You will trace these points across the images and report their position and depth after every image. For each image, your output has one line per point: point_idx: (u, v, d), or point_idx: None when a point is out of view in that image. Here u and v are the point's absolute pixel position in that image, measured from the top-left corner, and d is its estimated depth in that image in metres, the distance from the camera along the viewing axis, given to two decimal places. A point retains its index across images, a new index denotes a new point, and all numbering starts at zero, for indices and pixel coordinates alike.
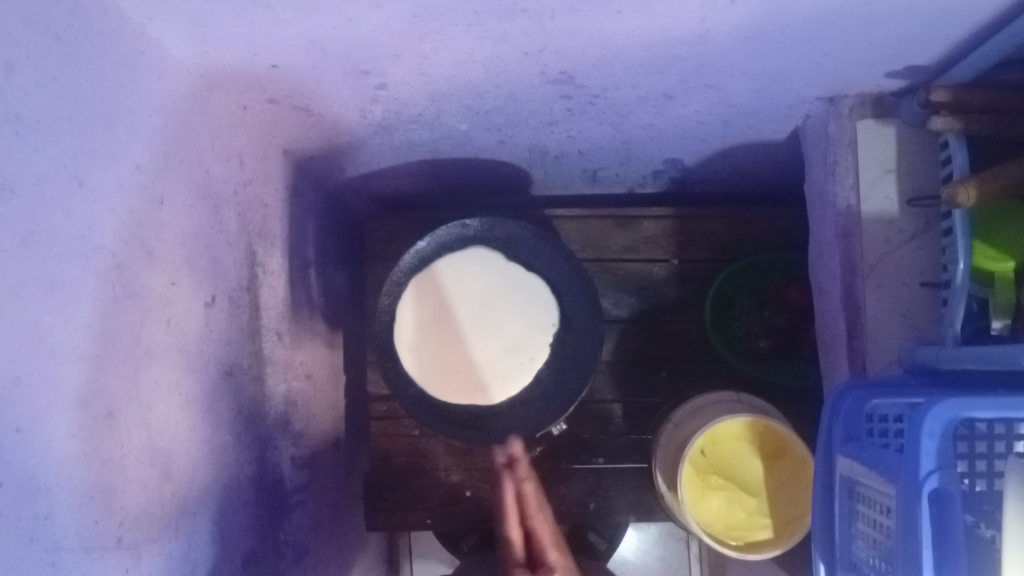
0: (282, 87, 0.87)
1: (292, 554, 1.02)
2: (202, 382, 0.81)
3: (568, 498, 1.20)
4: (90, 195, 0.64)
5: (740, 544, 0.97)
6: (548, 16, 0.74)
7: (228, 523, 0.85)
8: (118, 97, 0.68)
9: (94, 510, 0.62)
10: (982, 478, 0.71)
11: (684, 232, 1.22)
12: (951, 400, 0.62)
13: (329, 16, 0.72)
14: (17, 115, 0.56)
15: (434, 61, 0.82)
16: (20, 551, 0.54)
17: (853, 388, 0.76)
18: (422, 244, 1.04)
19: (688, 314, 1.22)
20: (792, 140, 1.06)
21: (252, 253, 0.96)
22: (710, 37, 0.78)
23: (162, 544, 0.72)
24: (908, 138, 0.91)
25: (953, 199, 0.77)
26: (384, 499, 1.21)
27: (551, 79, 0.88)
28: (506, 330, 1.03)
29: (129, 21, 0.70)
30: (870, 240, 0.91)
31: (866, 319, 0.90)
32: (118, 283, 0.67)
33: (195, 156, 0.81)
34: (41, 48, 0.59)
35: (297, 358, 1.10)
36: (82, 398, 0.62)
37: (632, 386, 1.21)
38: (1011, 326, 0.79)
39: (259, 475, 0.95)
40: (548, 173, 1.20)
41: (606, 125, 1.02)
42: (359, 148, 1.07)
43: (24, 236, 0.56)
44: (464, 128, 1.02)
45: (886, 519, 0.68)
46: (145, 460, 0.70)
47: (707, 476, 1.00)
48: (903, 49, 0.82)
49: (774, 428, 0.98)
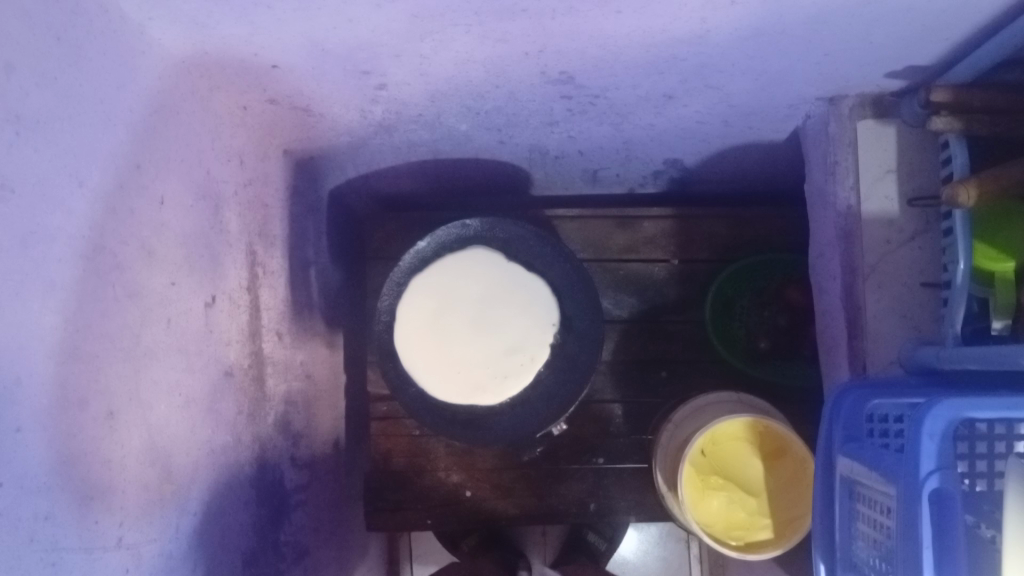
0: (282, 87, 0.87)
1: (293, 554, 1.02)
2: (203, 381, 0.81)
3: (568, 498, 1.20)
4: (90, 195, 0.64)
5: (741, 544, 0.97)
6: (548, 16, 0.73)
7: (228, 525, 0.85)
8: (118, 97, 0.68)
9: (94, 510, 0.62)
10: (983, 478, 0.71)
11: (684, 232, 1.22)
12: (952, 400, 0.62)
13: (329, 16, 0.72)
14: (17, 115, 0.56)
15: (434, 61, 0.82)
16: (20, 551, 0.54)
17: (853, 388, 0.76)
18: (422, 244, 1.03)
19: (688, 314, 1.22)
20: (792, 140, 1.06)
21: (252, 252, 0.96)
22: (711, 37, 0.78)
23: (162, 544, 0.72)
24: (908, 138, 0.91)
25: (953, 200, 0.77)
26: (384, 499, 1.21)
27: (551, 79, 0.88)
28: (506, 330, 1.03)
29: (129, 21, 0.69)
30: (870, 240, 0.91)
31: (866, 319, 0.90)
32: (117, 283, 0.67)
33: (195, 156, 0.82)
34: (41, 48, 0.59)
35: (298, 358, 1.10)
36: (82, 398, 0.61)
37: (632, 386, 1.21)
38: (1012, 327, 0.79)
39: (259, 474, 0.94)
40: (548, 173, 1.20)
41: (606, 125, 1.02)
42: (359, 148, 1.07)
43: (24, 236, 0.56)
44: (464, 128, 1.01)
45: (886, 518, 0.68)
46: (144, 460, 0.70)
47: (707, 476, 1.00)
48: (903, 49, 0.82)
49: (774, 428, 0.98)
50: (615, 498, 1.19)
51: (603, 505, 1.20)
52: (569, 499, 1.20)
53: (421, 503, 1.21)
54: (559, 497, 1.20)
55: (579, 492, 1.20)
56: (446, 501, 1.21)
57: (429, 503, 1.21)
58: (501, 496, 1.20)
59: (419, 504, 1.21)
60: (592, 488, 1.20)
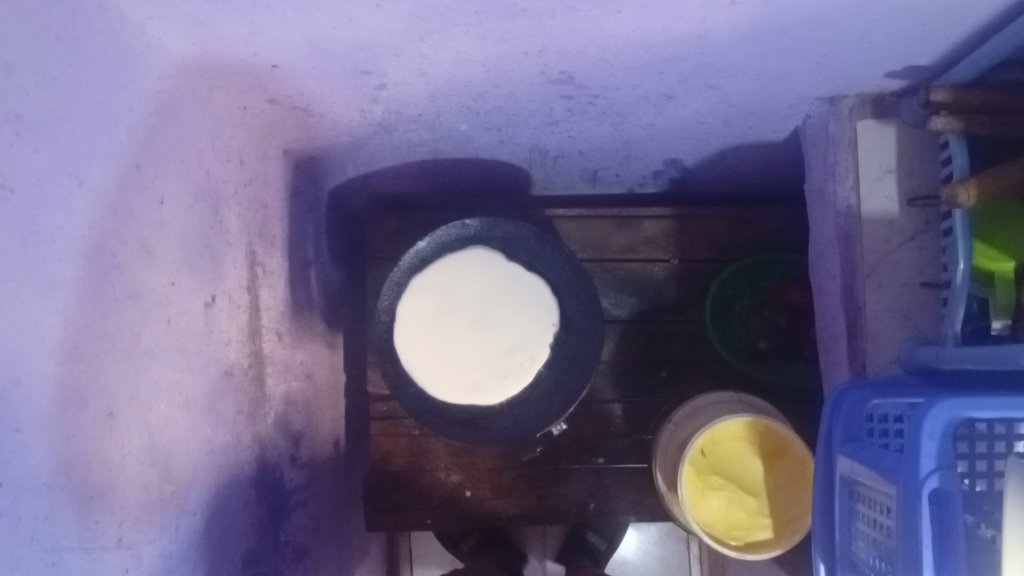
0: (281, 87, 0.87)
1: (292, 554, 1.02)
2: (203, 380, 0.81)
3: (568, 498, 1.20)
4: (90, 195, 0.64)
5: (740, 544, 0.97)
6: (548, 16, 0.73)
7: (228, 524, 0.85)
8: (118, 97, 0.68)
9: (94, 510, 0.62)
10: (983, 478, 0.71)
11: (684, 232, 1.22)
12: (952, 400, 0.62)
13: (329, 16, 0.72)
14: (17, 115, 0.56)
15: (434, 61, 0.82)
16: (20, 551, 0.54)
17: (853, 388, 0.76)
18: (422, 244, 1.04)
19: (688, 314, 1.22)
20: (792, 140, 1.06)
21: (252, 252, 0.96)
22: (711, 37, 0.78)
23: (162, 544, 0.72)
24: (908, 138, 0.91)
25: (953, 199, 0.77)
26: (384, 499, 1.21)
27: (551, 79, 0.88)
28: (506, 330, 1.02)
29: (129, 21, 0.69)
30: (870, 240, 0.91)
31: (866, 319, 0.90)
32: (117, 283, 0.66)
33: (195, 156, 0.82)
34: (41, 48, 0.59)
35: (298, 358, 1.10)
36: (82, 398, 0.61)
37: (632, 386, 1.21)
38: (1012, 327, 0.79)
39: (259, 474, 0.94)
40: (548, 173, 1.20)
41: (606, 125, 1.02)
42: (359, 147, 1.07)
43: (24, 236, 0.56)
44: (464, 128, 1.01)
45: (886, 518, 0.68)
46: (144, 460, 0.70)
47: (707, 476, 1.00)
48: (903, 49, 0.82)
49: (774, 428, 0.98)
50: (615, 498, 1.20)
51: (603, 505, 1.20)
52: (569, 499, 1.20)
53: (421, 503, 1.21)
54: (559, 497, 1.20)
55: (578, 492, 1.20)
56: (446, 501, 1.20)
57: (428, 503, 1.21)
58: (501, 496, 1.20)
59: (419, 504, 1.21)
60: (592, 488, 1.20)
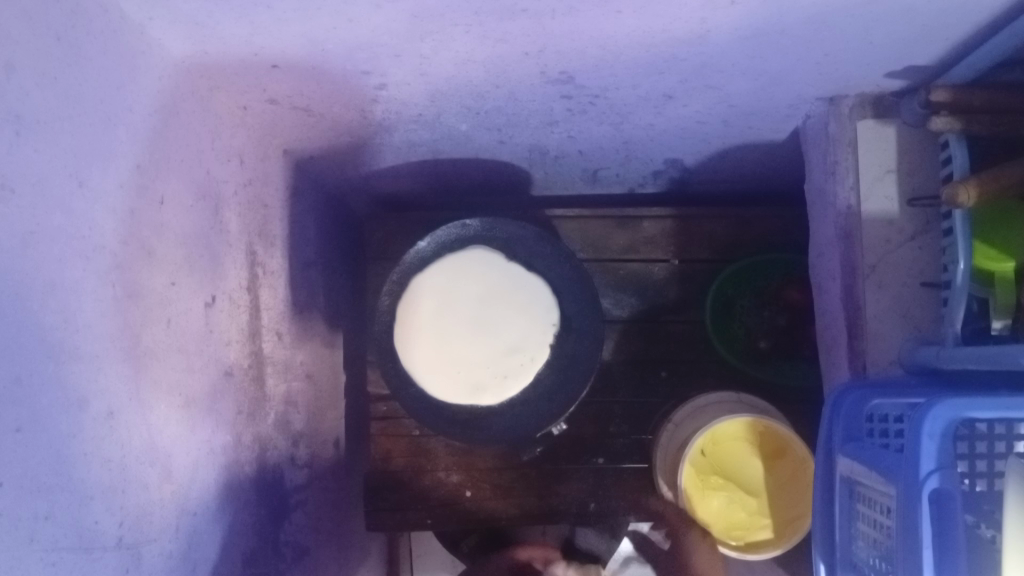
0: (282, 87, 0.87)
1: (292, 554, 1.02)
2: (203, 380, 0.81)
3: (568, 498, 1.19)
4: (91, 195, 0.64)
5: (740, 544, 0.99)
6: (548, 16, 0.73)
7: (228, 524, 0.85)
8: (119, 97, 0.68)
9: (94, 510, 0.62)
10: (983, 478, 0.71)
11: (684, 232, 1.22)
12: (951, 400, 0.62)
13: (329, 16, 0.72)
14: (17, 115, 0.56)
15: (434, 61, 0.82)
16: (20, 551, 0.54)
17: (853, 387, 0.76)
18: (422, 244, 1.04)
19: (688, 314, 1.21)
20: (792, 140, 1.06)
21: (252, 252, 0.96)
22: (711, 37, 0.78)
23: (162, 544, 0.72)
24: (908, 138, 0.91)
25: (953, 200, 0.77)
26: (384, 499, 1.21)
27: (552, 79, 0.88)
28: (506, 330, 1.02)
29: (129, 21, 0.69)
30: (870, 240, 0.91)
31: (866, 319, 0.90)
32: (117, 283, 0.66)
33: (195, 156, 0.82)
34: (41, 48, 0.59)
35: (297, 358, 1.10)
36: (82, 398, 0.62)
37: (633, 386, 1.21)
38: (1012, 327, 0.79)
39: (258, 474, 0.94)
40: (548, 173, 1.20)
41: (606, 125, 1.02)
42: (360, 148, 1.07)
43: (24, 236, 0.56)
44: (464, 128, 1.01)
45: (887, 518, 0.68)
46: (145, 459, 0.70)
47: (707, 476, 0.99)
48: (902, 49, 0.82)
49: (774, 428, 0.98)
50: (615, 499, 1.18)
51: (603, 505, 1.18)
52: (568, 500, 1.19)
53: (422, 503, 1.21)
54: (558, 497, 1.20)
55: (578, 493, 1.19)
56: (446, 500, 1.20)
57: (430, 503, 1.21)
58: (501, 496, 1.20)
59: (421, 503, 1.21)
60: (592, 488, 1.19)
